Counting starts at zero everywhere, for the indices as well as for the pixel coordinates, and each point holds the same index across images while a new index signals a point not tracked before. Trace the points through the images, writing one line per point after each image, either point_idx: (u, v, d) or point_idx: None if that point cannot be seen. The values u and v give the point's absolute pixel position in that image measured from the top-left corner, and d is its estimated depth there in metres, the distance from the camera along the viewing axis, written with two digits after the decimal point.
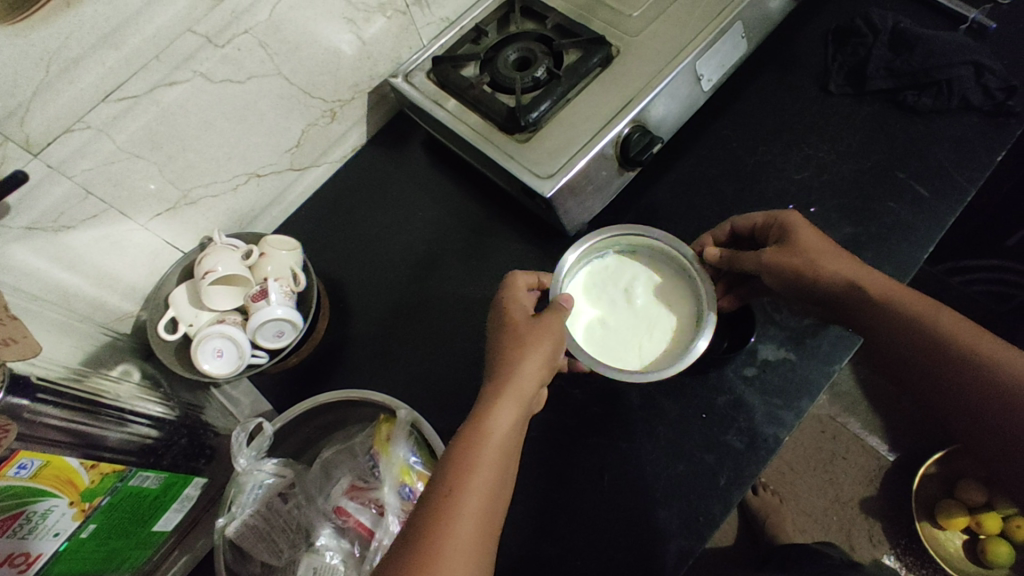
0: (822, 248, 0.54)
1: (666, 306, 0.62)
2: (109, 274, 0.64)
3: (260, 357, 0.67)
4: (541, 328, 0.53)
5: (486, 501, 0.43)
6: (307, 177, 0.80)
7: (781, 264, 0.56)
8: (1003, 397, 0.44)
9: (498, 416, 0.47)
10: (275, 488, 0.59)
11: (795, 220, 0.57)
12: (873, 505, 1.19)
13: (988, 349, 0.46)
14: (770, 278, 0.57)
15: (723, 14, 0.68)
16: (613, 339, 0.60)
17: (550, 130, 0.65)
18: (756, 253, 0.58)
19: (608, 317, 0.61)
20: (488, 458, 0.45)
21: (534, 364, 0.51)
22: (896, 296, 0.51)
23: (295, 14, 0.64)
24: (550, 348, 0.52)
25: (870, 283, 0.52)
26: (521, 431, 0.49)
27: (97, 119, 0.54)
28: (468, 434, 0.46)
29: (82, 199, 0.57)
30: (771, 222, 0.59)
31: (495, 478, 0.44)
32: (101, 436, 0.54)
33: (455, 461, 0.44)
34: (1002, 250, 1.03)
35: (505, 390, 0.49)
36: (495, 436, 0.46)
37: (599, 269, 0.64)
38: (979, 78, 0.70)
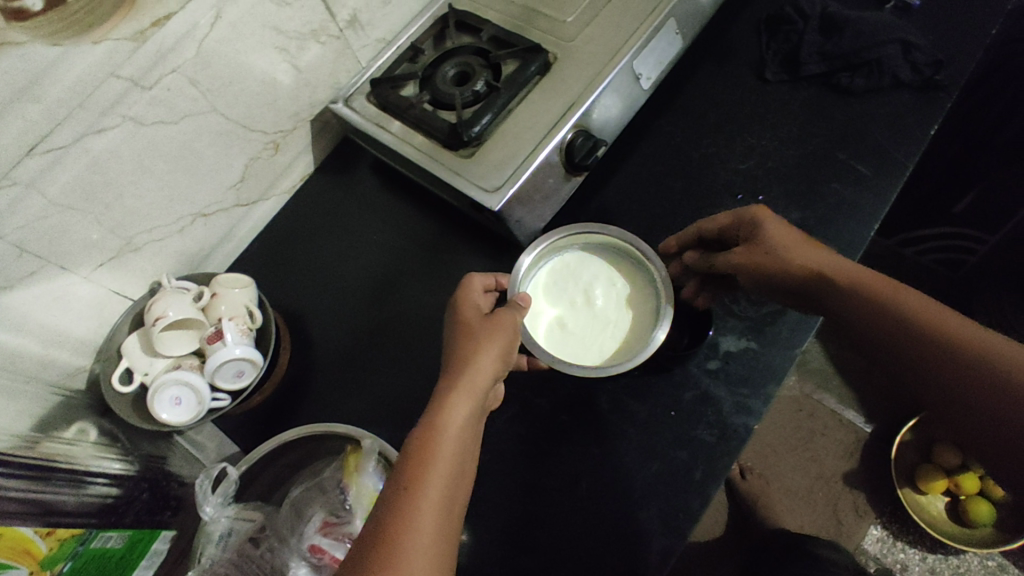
0: (782, 244, 0.55)
1: (626, 306, 0.62)
2: (56, 332, 0.62)
3: (221, 401, 0.65)
4: (496, 324, 0.53)
5: (444, 497, 0.43)
6: (255, 211, 0.78)
7: (749, 266, 0.58)
8: (967, 375, 0.43)
9: (454, 410, 0.47)
10: (246, 532, 0.57)
11: (757, 216, 0.58)
12: (856, 478, 1.21)
13: (960, 330, 0.45)
14: (743, 278, 0.59)
15: (655, 12, 0.69)
16: (573, 339, 0.60)
17: (494, 143, 0.65)
18: (726, 256, 0.60)
19: (567, 317, 0.61)
20: (444, 455, 0.44)
21: (489, 357, 0.50)
22: (855, 278, 0.51)
23: (224, 48, 0.62)
24: (504, 340, 0.52)
25: (830, 270, 0.53)
26: (477, 424, 0.48)
27: (25, 174, 0.53)
28: (424, 431, 0.46)
29: (17, 256, 0.56)
30: (735, 221, 0.60)
31: (452, 474, 0.44)
32: (59, 501, 0.53)
33: (412, 459, 0.44)
34: (951, 217, 1.05)
35: (459, 383, 0.48)
36: (451, 432, 0.46)
37: (558, 269, 0.64)
38: (907, 55, 0.72)
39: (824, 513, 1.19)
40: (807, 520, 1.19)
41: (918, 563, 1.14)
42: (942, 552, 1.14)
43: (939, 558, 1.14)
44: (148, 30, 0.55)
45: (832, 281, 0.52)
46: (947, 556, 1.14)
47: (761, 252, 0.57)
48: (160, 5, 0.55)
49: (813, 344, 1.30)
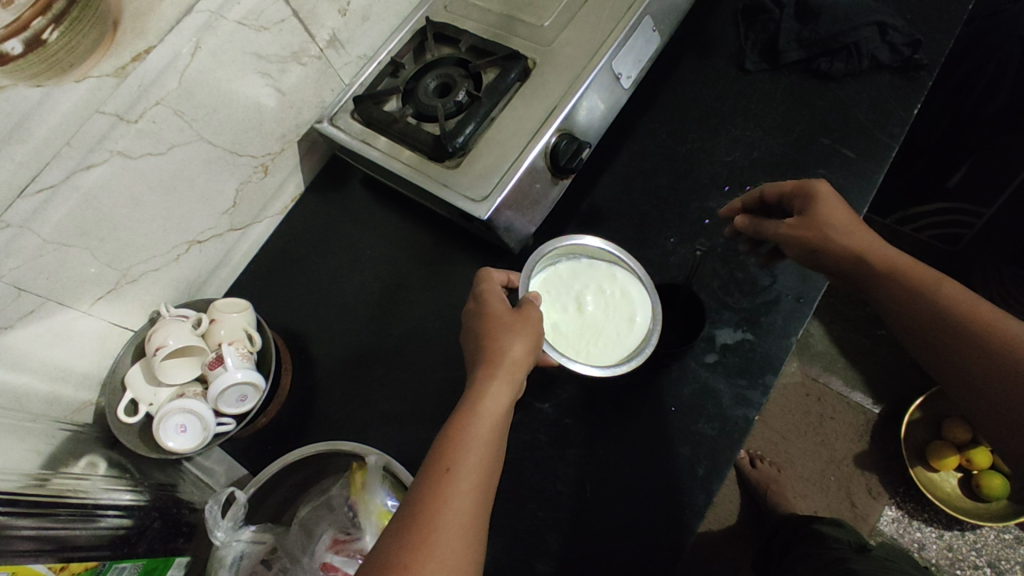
0: (839, 224, 0.56)
1: (616, 312, 0.62)
2: (59, 368, 0.62)
3: (227, 425, 0.65)
4: (523, 318, 0.53)
5: (478, 488, 0.43)
6: (250, 234, 0.79)
7: (797, 239, 0.58)
8: (1006, 369, 0.45)
9: (489, 398, 0.47)
10: (257, 555, 0.59)
11: (822, 192, 0.58)
12: (868, 459, 1.20)
13: (993, 330, 0.47)
14: (789, 248, 0.60)
15: (632, 9, 0.69)
16: (564, 343, 0.60)
17: (479, 152, 0.66)
18: (776, 224, 0.60)
19: (560, 322, 0.61)
20: (475, 454, 0.44)
21: (516, 352, 0.50)
22: (909, 272, 0.52)
23: (205, 77, 0.63)
24: (533, 337, 0.52)
25: (873, 256, 0.54)
26: (511, 415, 0.49)
27: (17, 216, 0.53)
28: (461, 418, 0.46)
29: (15, 298, 0.56)
30: (798, 192, 0.60)
31: (484, 470, 0.44)
32: (70, 537, 0.54)
33: (449, 446, 0.44)
34: (946, 191, 1.05)
35: (494, 373, 0.49)
36: (486, 421, 0.46)
37: (550, 277, 0.64)
38: (884, 36, 0.72)
39: (838, 496, 1.19)
40: (821, 504, 1.19)
41: (934, 541, 1.14)
42: (959, 528, 1.14)
43: (955, 534, 1.14)
44: (128, 65, 0.56)
45: (877, 265, 0.54)
46: (963, 532, 1.14)
47: (812, 227, 0.57)
48: (139, 39, 0.56)
49: (817, 328, 1.30)
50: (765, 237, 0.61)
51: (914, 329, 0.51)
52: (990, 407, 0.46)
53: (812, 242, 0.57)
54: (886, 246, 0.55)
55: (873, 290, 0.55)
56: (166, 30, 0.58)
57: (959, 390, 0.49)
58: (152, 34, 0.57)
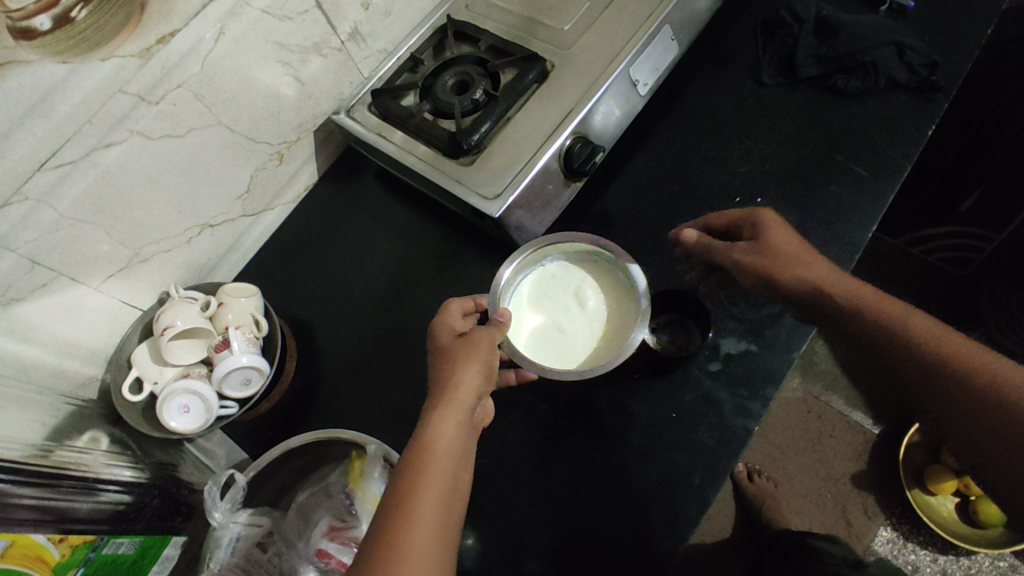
0: (790, 253, 0.58)
1: (613, 309, 0.63)
2: (67, 343, 0.63)
3: (230, 408, 0.66)
4: (471, 342, 0.52)
5: (439, 522, 0.42)
6: (261, 221, 0.80)
7: (749, 265, 0.59)
8: (988, 406, 0.45)
9: (441, 429, 0.46)
10: (253, 538, 0.59)
11: (769, 219, 0.60)
12: (866, 478, 1.20)
13: (971, 352, 0.47)
14: (744, 274, 0.61)
15: (651, 18, 0.69)
16: (567, 346, 0.61)
17: (493, 150, 0.66)
18: (730, 249, 0.60)
19: (560, 319, 0.62)
20: (432, 488, 0.43)
21: (468, 378, 0.50)
22: (881, 310, 0.52)
23: (228, 63, 0.64)
24: (484, 362, 0.51)
25: (831, 283, 0.55)
26: (469, 442, 0.48)
27: (36, 189, 0.54)
28: (414, 453, 0.45)
29: (29, 270, 0.57)
30: (743, 220, 0.61)
31: (443, 502, 0.43)
32: (69, 508, 0.55)
33: (406, 480, 0.44)
34: (956, 215, 1.05)
35: (445, 403, 0.48)
36: (441, 451, 0.45)
37: (544, 277, 0.65)
38: (902, 56, 0.72)
39: (834, 514, 1.19)
40: (816, 521, 1.18)
41: (928, 564, 1.13)
42: (953, 553, 1.14)
43: (950, 559, 1.14)
44: (153, 47, 0.57)
45: (846, 302, 0.54)
46: (958, 557, 1.13)
47: (767, 253, 0.58)
48: (165, 21, 0.57)
49: (821, 345, 1.30)
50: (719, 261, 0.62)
51: (890, 351, 0.51)
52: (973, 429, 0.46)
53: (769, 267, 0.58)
54: (853, 283, 0.55)
55: (836, 320, 0.55)
56: (192, 15, 0.59)
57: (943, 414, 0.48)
58: (177, 17, 0.58)
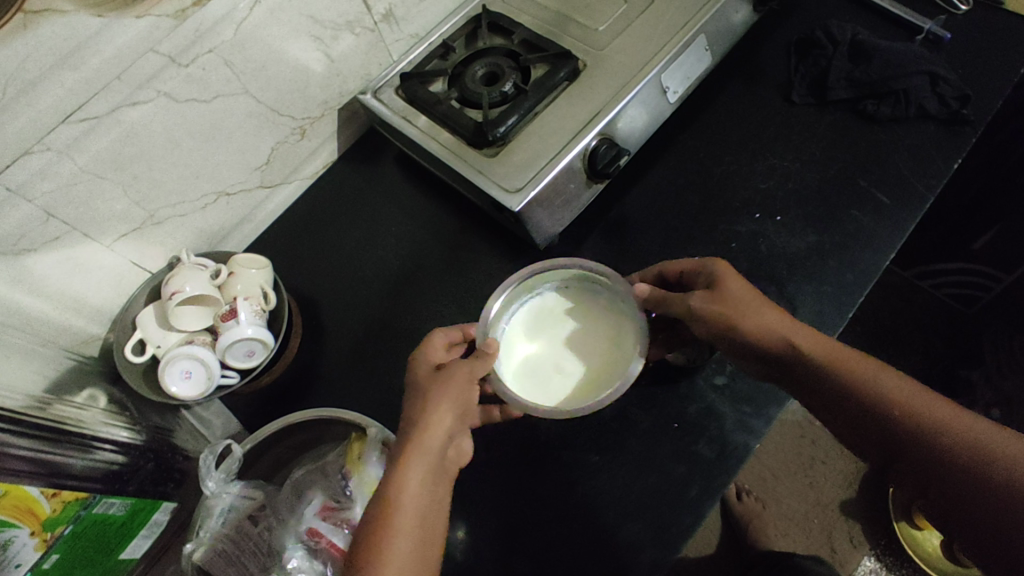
0: (748, 303, 0.54)
1: (610, 346, 0.61)
2: (74, 298, 0.63)
3: (231, 378, 0.65)
4: (445, 383, 0.51)
5: None
6: (277, 194, 0.79)
7: (708, 316, 0.55)
8: (969, 468, 0.42)
9: (408, 488, 0.46)
10: (246, 510, 0.58)
11: (725, 269, 0.56)
12: (854, 507, 1.20)
13: (952, 414, 0.44)
14: (698, 326, 0.56)
15: (687, 27, 0.69)
16: (554, 380, 0.60)
17: (518, 144, 0.66)
18: (685, 297, 0.56)
19: (551, 355, 0.62)
20: (399, 555, 0.43)
21: (439, 429, 0.49)
22: (845, 363, 0.49)
23: (261, 33, 0.64)
24: (456, 409, 0.50)
25: (803, 341, 0.51)
26: (439, 497, 0.48)
27: (58, 141, 0.54)
28: (379, 514, 0.45)
29: (43, 221, 0.57)
30: (699, 269, 0.58)
31: (411, 569, 0.43)
32: (65, 463, 0.54)
33: (373, 545, 0.44)
34: (968, 252, 1.05)
35: (414, 457, 0.47)
36: (408, 513, 0.45)
37: (530, 311, 0.64)
38: (934, 87, 0.72)
39: (819, 540, 1.19)
40: (801, 545, 1.18)
41: None
42: None
43: None
44: (189, 9, 0.56)
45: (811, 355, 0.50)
46: None
47: (725, 303, 0.54)
48: None
49: None
50: (673, 309, 0.57)
51: (866, 410, 0.47)
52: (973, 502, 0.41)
53: (728, 318, 0.53)
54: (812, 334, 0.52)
55: (810, 382, 0.50)
56: None
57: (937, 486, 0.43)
58: None
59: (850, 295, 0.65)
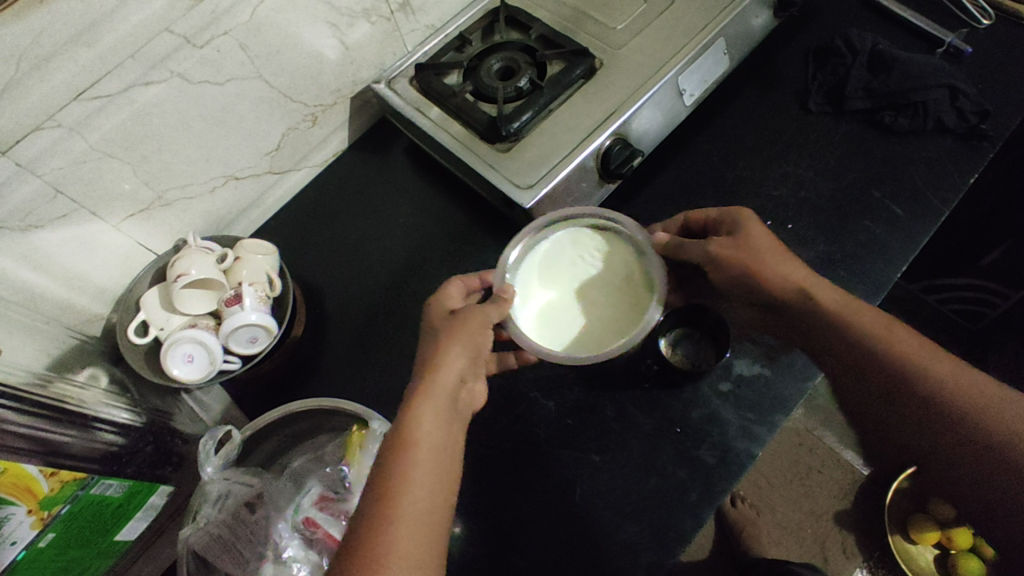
0: (766, 250, 0.55)
1: (624, 298, 0.60)
2: (78, 276, 0.62)
3: (233, 364, 0.65)
4: (460, 323, 0.52)
5: (427, 508, 0.43)
6: (286, 181, 0.79)
7: (729, 259, 0.56)
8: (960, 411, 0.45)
9: (424, 412, 0.46)
10: (242, 496, 0.57)
11: (746, 217, 0.57)
12: (848, 518, 1.20)
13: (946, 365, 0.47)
14: (715, 270, 0.58)
15: (707, 29, 0.69)
16: (568, 325, 0.59)
17: (531, 140, 0.65)
18: (704, 243, 0.58)
19: (566, 300, 0.60)
20: (419, 471, 0.43)
21: (453, 362, 0.49)
22: (851, 312, 0.51)
23: (277, 17, 0.63)
24: (470, 344, 0.51)
25: (822, 294, 0.53)
26: (455, 426, 0.48)
27: (69, 117, 0.53)
28: (398, 435, 0.45)
29: (51, 198, 0.56)
30: (722, 218, 0.59)
31: (431, 485, 0.43)
32: (64, 442, 0.54)
33: (393, 463, 0.44)
34: (976, 269, 1.04)
35: (429, 386, 0.48)
36: (427, 434, 0.45)
37: (548, 254, 0.62)
38: (954, 101, 0.72)
39: (812, 549, 1.18)
40: (794, 554, 1.18)
41: None
42: None
43: None
44: None
45: (821, 301, 0.52)
46: None
47: (743, 250, 0.56)
48: None
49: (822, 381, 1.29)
50: (691, 255, 0.59)
51: (869, 355, 0.49)
52: (978, 454, 0.44)
53: (744, 261, 0.55)
54: (824, 283, 0.54)
55: (828, 334, 0.52)
56: None
57: (945, 439, 0.45)
58: None
59: None
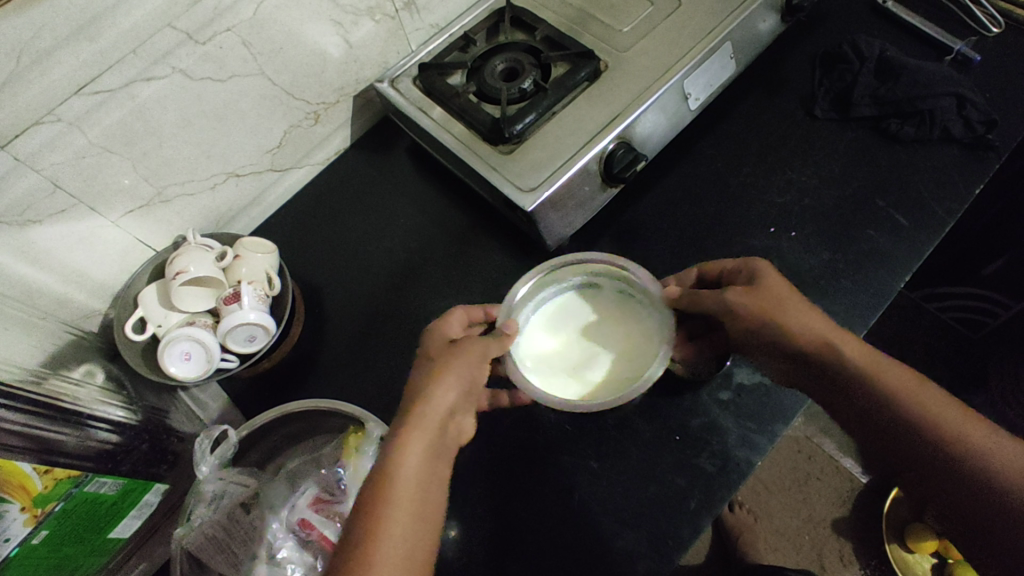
0: (784, 300, 0.53)
1: (630, 353, 0.60)
2: (76, 272, 0.62)
3: (230, 362, 0.64)
4: (455, 353, 0.51)
5: (405, 555, 0.41)
6: (287, 179, 0.78)
7: (747, 310, 0.54)
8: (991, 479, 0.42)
9: (408, 451, 0.45)
10: (237, 497, 0.57)
11: (762, 267, 0.55)
12: (846, 526, 1.19)
13: (978, 430, 0.45)
14: (731, 321, 0.56)
15: (713, 33, 0.68)
16: (568, 377, 0.59)
17: (534, 143, 0.65)
18: (719, 292, 0.55)
19: (569, 352, 0.61)
20: (398, 513, 0.42)
21: (443, 396, 0.48)
22: (880, 369, 0.48)
23: (281, 14, 0.63)
24: (462, 376, 0.50)
25: (845, 346, 0.50)
26: (439, 463, 0.47)
27: (70, 112, 0.53)
28: (379, 474, 0.44)
29: (50, 193, 0.56)
30: (737, 269, 0.57)
31: (409, 530, 0.42)
32: (58, 441, 0.54)
33: (372, 506, 0.43)
34: (978, 278, 1.04)
35: (416, 422, 0.47)
36: (408, 476, 0.44)
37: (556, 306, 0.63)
38: (961, 110, 0.71)
39: (809, 556, 1.18)
40: (790, 560, 1.18)
41: None
42: None
43: None
44: None
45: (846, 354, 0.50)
46: None
47: (760, 300, 0.53)
48: None
49: None
50: (704, 305, 0.57)
51: (896, 416, 0.46)
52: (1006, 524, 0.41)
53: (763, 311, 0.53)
54: (849, 336, 0.51)
55: (839, 377, 0.50)
56: None
57: (948, 481, 0.44)
58: None
59: (862, 316, 0.64)
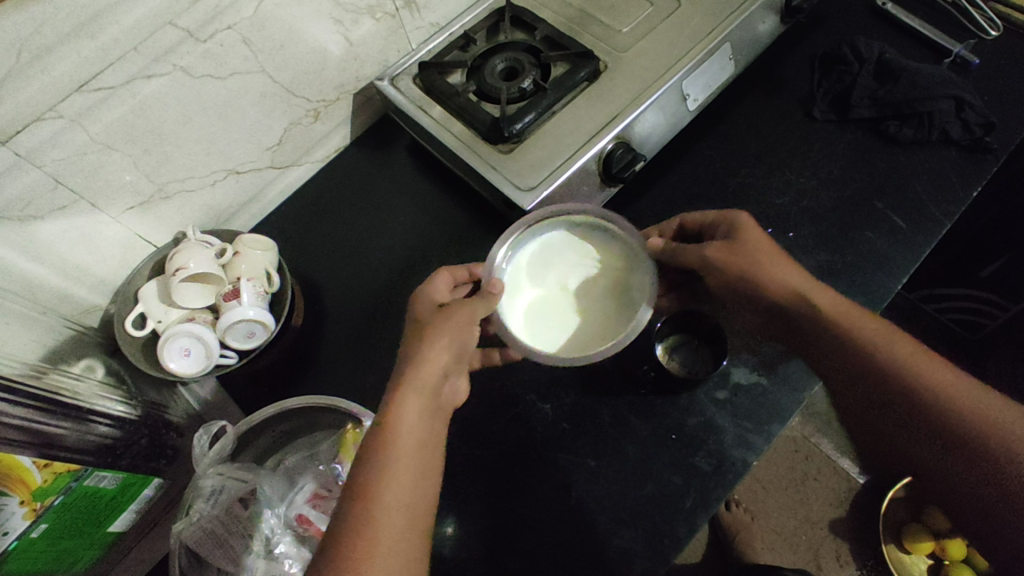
0: (764, 255, 0.56)
1: (611, 299, 0.61)
2: (76, 268, 0.62)
3: (229, 358, 0.65)
4: (444, 319, 0.52)
5: (409, 513, 0.43)
6: (287, 176, 0.78)
7: (726, 264, 0.57)
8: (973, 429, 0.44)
9: (405, 413, 0.46)
10: (236, 492, 0.57)
11: (742, 221, 0.58)
12: (843, 526, 1.20)
13: (958, 380, 0.47)
14: (709, 274, 0.59)
15: (712, 34, 0.68)
16: (552, 324, 0.60)
17: (534, 142, 0.65)
18: (699, 247, 0.59)
19: (551, 299, 0.61)
20: (398, 471, 0.44)
21: (436, 360, 0.49)
22: (861, 326, 0.51)
23: (282, 12, 0.63)
24: (453, 341, 0.51)
25: (823, 304, 0.53)
26: (436, 422, 0.48)
27: (71, 108, 0.53)
28: (377, 436, 0.45)
29: (51, 189, 0.56)
30: (716, 222, 0.60)
31: (410, 488, 0.44)
32: (58, 435, 0.55)
33: (372, 468, 0.44)
34: (976, 280, 1.04)
35: (411, 385, 0.48)
36: (406, 438, 0.45)
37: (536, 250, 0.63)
38: (960, 112, 0.71)
39: (806, 556, 1.18)
40: (786, 560, 1.18)
41: None
42: None
43: None
44: None
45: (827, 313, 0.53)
46: None
47: (737, 254, 0.57)
48: None
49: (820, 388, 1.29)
50: (684, 258, 0.60)
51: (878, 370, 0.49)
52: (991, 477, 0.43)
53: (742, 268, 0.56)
54: (830, 293, 0.54)
55: (826, 339, 0.52)
56: None
57: (939, 438, 0.46)
58: None
59: None
